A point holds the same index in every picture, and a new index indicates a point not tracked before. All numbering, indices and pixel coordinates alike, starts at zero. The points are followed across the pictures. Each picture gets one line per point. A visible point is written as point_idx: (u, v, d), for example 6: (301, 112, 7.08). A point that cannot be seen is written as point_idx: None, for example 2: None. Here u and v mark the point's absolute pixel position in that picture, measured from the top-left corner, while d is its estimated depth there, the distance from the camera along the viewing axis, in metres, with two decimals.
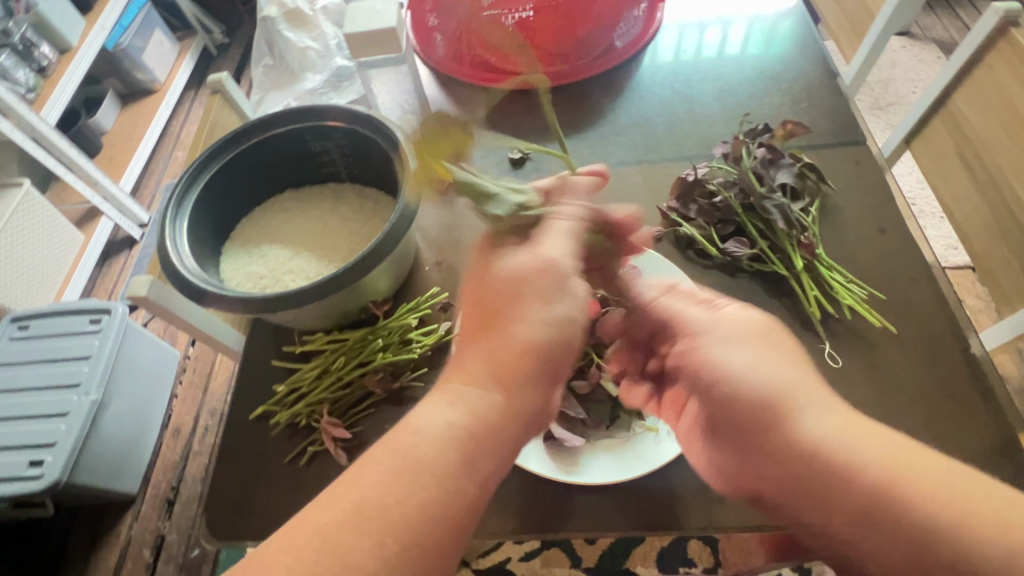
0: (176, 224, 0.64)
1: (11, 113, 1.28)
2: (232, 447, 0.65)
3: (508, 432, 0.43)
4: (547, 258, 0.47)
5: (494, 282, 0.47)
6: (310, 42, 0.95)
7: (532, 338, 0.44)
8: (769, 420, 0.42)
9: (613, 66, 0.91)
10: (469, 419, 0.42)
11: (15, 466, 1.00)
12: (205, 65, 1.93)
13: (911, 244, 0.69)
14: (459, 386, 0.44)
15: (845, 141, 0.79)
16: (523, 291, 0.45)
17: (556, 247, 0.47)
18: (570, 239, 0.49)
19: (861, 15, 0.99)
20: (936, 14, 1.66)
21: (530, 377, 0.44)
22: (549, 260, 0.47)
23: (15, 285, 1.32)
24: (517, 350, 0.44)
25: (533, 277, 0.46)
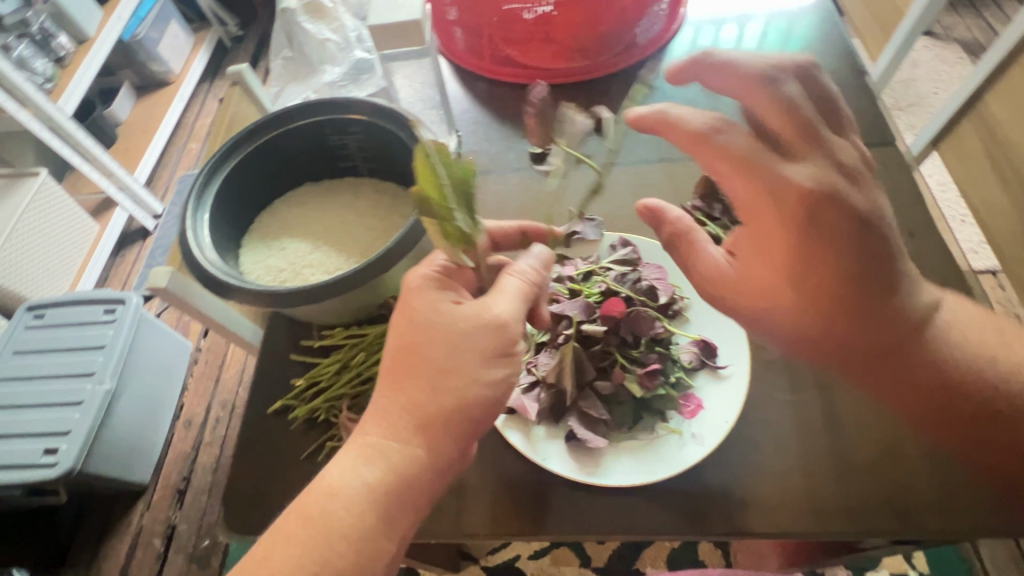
0: (197, 215, 0.64)
1: (28, 103, 1.29)
2: (249, 439, 0.65)
3: (422, 480, 0.46)
4: (491, 317, 0.47)
5: (426, 331, 0.47)
6: (329, 34, 0.94)
7: (462, 395, 0.46)
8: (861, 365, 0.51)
9: (634, 62, 0.90)
10: (386, 475, 0.45)
11: (31, 454, 1.01)
12: (219, 57, 1.93)
13: (939, 248, 0.68)
14: (378, 440, 0.46)
15: (872, 142, 0.78)
16: (455, 346, 0.46)
17: (503, 307, 0.48)
18: (518, 299, 0.49)
19: (889, 13, 0.97)
20: (960, 14, 1.63)
21: (450, 431, 0.46)
22: (494, 322, 0.47)
23: (30, 274, 1.32)
24: (446, 405, 0.46)
25: (471, 333, 0.47)
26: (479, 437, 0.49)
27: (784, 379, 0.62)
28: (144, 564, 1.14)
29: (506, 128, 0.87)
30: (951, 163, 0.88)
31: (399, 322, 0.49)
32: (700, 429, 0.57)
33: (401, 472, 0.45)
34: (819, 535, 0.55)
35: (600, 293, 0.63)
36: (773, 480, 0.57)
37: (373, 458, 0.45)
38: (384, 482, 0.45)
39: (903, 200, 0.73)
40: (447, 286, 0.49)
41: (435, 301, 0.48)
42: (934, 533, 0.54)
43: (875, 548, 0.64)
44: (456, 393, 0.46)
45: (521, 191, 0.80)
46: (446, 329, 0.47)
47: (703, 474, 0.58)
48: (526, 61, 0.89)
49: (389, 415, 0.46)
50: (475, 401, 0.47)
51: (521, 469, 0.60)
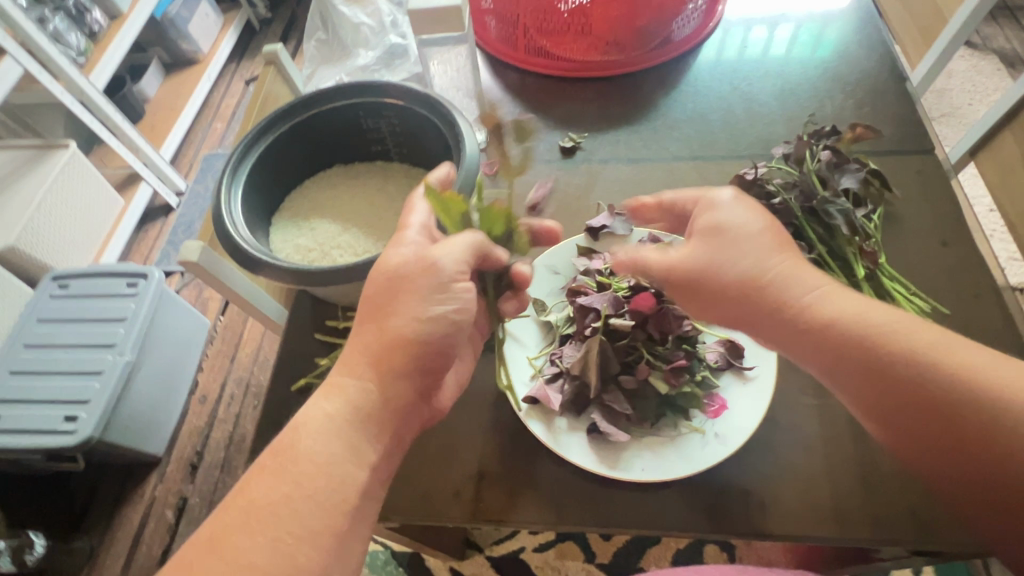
0: (231, 191, 0.65)
1: (61, 76, 1.30)
2: (272, 415, 0.66)
3: None
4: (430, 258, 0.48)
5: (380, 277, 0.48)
6: (363, 18, 0.95)
7: (394, 331, 0.46)
8: (922, 419, 0.45)
9: (668, 58, 0.89)
10: None
11: (51, 420, 1.03)
12: (248, 38, 1.94)
13: (976, 259, 0.68)
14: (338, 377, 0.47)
15: (912, 149, 0.77)
16: (401, 286, 0.47)
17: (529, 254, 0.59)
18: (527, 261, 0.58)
19: (931, 19, 0.96)
20: (999, 24, 1.59)
21: (406, 376, 0.47)
22: (430, 264, 0.48)
23: (56, 245, 1.34)
24: (382, 337, 0.47)
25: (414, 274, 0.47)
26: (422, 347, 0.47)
27: (809, 383, 0.62)
28: (155, 535, 1.16)
29: (537, 119, 0.86)
30: (988, 175, 0.87)
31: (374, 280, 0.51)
32: (724, 429, 0.57)
33: (354, 399, 0.46)
34: (840, 541, 0.54)
35: (629, 288, 0.63)
36: (794, 485, 0.57)
37: None
38: None
39: (939, 207, 0.72)
40: (430, 221, 0.53)
41: (460, 253, 0.49)
42: (958, 546, 0.53)
43: (892, 561, 0.63)
44: (402, 313, 0.47)
45: (549, 183, 0.80)
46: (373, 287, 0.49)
47: (722, 474, 0.58)
48: (560, 53, 0.88)
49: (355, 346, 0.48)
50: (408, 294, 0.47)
51: (540, 460, 0.60)
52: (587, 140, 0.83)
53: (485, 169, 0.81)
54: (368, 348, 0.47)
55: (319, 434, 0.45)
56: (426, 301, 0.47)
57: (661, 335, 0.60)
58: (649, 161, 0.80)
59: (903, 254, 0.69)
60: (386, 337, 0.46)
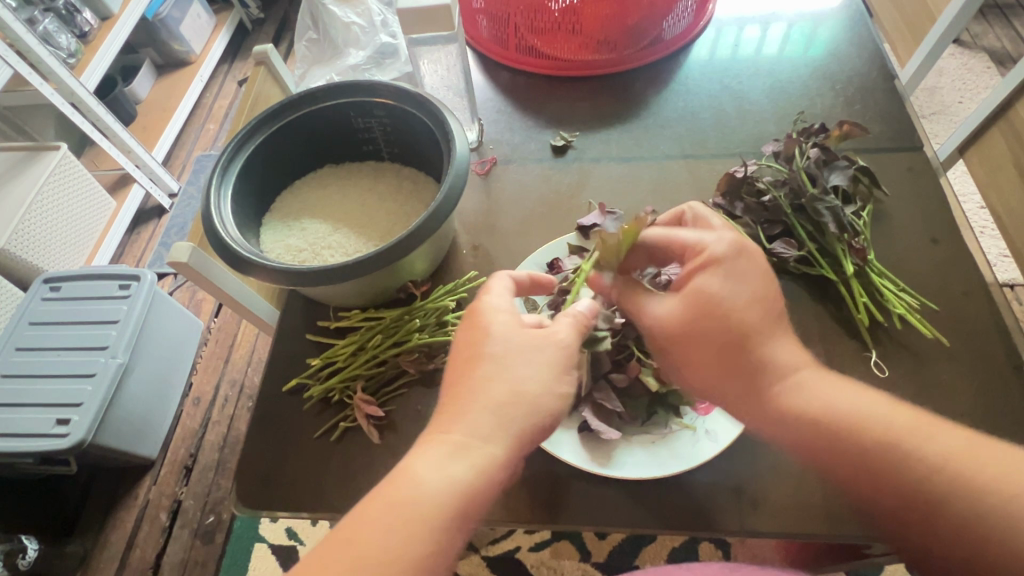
0: (220, 191, 0.65)
1: (51, 77, 1.29)
2: (264, 417, 0.65)
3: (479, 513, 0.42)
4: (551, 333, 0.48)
5: (493, 346, 0.46)
6: (355, 17, 0.94)
7: (505, 396, 0.44)
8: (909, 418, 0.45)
9: (660, 57, 0.90)
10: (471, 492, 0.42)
11: (44, 423, 1.02)
12: (240, 39, 1.94)
13: (963, 256, 0.68)
14: (455, 440, 0.43)
15: (900, 147, 0.77)
16: (521, 355, 0.46)
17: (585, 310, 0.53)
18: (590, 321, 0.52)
19: (921, 17, 0.96)
20: (989, 22, 1.60)
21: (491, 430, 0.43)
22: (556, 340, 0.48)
23: (47, 248, 1.33)
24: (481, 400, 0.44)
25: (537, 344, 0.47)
26: (534, 412, 0.45)
27: None
28: (148, 538, 1.16)
29: (529, 119, 0.86)
30: (977, 172, 0.88)
31: (469, 336, 0.48)
32: (714, 426, 0.57)
33: (481, 466, 0.42)
34: (829, 537, 0.55)
35: None
36: (785, 482, 0.57)
37: (424, 486, 0.41)
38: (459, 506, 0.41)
39: (928, 205, 0.72)
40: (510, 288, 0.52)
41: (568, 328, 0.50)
42: None
43: (882, 557, 0.63)
44: (512, 386, 0.45)
45: (541, 181, 0.80)
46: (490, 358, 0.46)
47: (713, 471, 0.58)
48: (551, 52, 0.88)
49: (467, 421, 0.44)
50: (537, 357, 0.46)
51: (534, 460, 0.60)
52: (578, 139, 0.83)
53: (476, 168, 0.82)
54: (465, 411, 0.44)
55: (443, 493, 0.41)
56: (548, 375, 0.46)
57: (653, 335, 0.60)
58: (640, 161, 0.80)
59: (892, 251, 0.70)
60: (512, 399, 0.44)
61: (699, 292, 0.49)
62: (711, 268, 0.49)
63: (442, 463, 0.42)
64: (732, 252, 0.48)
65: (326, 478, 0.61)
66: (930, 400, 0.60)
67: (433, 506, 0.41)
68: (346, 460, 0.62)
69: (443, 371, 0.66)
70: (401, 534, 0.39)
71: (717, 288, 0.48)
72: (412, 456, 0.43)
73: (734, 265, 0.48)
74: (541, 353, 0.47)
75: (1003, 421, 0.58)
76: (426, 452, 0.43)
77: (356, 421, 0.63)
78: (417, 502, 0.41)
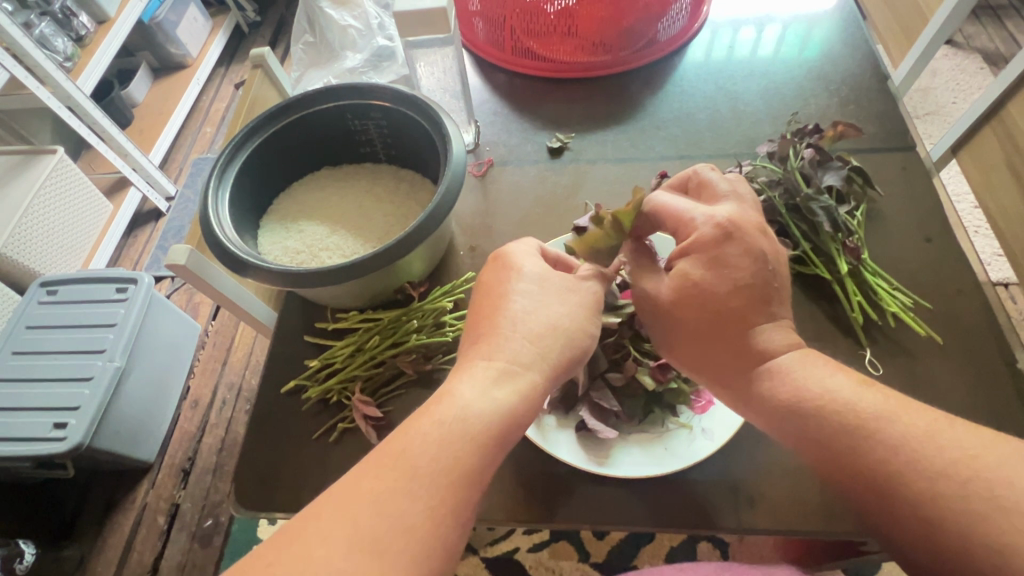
0: (218, 194, 0.65)
1: (48, 81, 1.29)
2: (263, 418, 0.65)
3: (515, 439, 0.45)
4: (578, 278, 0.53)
5: (527, 283, 0.51)
6: (351, 21, 0.95)
7: (544, 327, 0.49)
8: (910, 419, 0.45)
9: (655, 59, 0.90)
10: (512, 413, 0.45)
11: (41, 427, 1.02)
12: (237, 42, 1.94)
13: (957, 255, 0.69)
14: (500, 365, 0.47)
15: (893, 146, 0.78)
16: (553, 293, 0.51)
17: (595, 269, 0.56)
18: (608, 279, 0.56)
19: (914, 18, 0.97)
20: (982, 23, 1.61)
21: (530, 356, 0.48)
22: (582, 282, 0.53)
23: (44, 252, 1.33)
24: (520, 330, 0.49)
25: (565, 284, 0.52)
26: (572, 345, 0.50)
27: None
28: (146, 541, 1.16)
29: (525, 121, 0.87)
30: (970, 172, 0.88)
31: (503, 278, 0.53)
32: (710, 425, 0.58)
33: (522, 391, 0.46)
34: (825, 535, 0.55)
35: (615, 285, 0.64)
36: (781, 481, 0.57)
37: (474, 408, 0.44)
38: (503, 424, 0.44)
39: (922, 203, 0.73)
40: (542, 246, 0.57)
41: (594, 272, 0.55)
42: None
43: (878, 554, 0.64)
44: (548, 320, 0.49)
45: (538, 182, 0.80)
46: (525, 295, 0.51)
47: (709, 470, 0.58)
48: (548, 54, 0.89)
49: (508, 350, 0.48)
50: (569, 297, 0.52)
51: (532, 460, 0.60)
52: (574, 140, 0.84)
53: (473, 170, 0.82)
54: (512, 339, 0.48)
55: (489, 412, 0.44)
56: (573, 308, 0.51)
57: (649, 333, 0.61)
58: (636, 161, 0.81)
59: (885, 250, 0.70)
60: (545, 328, 0.49)
61: (687, 274, 0.51)
62: (707, 237, 0.51)
63: (487, 386, 0.45)
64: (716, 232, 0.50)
65: (324, 478, 0.61)
66: (926, 398, 0.61)
67: (481, 421, 0.43)
68: (345, 460, 0.62)
69: (441, 372, 0.66)
70: (452, 447, 0.41)
71: (700, 268, 0.50)
72: (459, 380, 0.46)
73: (721, 246, 0.50)
74: (573, 292, 0.52)
75: (996, 419, 0.59)
76: (472, 377, 0.46)
77: (354, 422, 0.63)
78: (465, 419, 0.43)
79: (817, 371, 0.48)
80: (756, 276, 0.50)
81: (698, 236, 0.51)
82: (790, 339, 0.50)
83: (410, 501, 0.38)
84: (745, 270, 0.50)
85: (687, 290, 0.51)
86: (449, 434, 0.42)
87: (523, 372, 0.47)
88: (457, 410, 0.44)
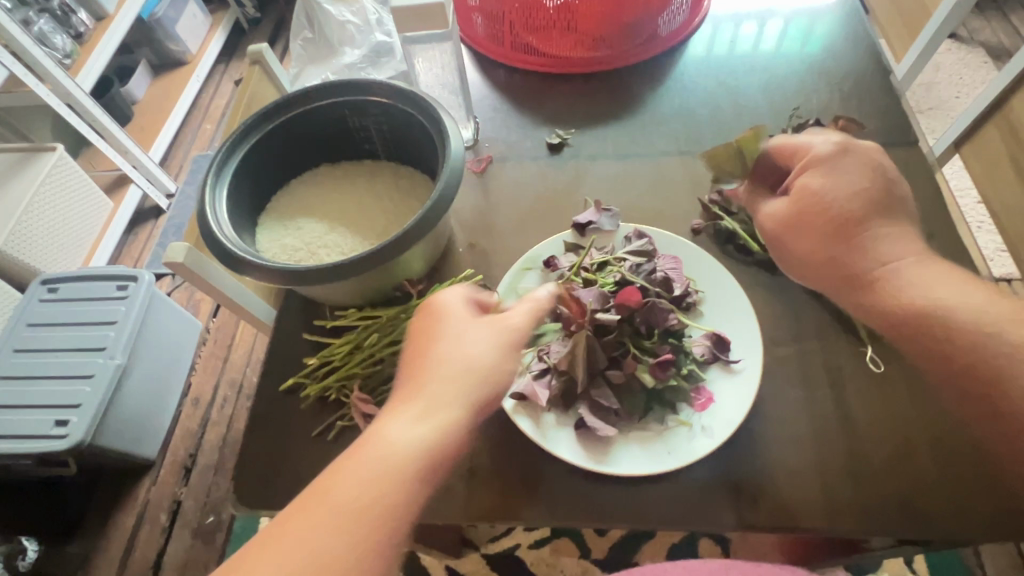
0: (216, 191, 0.65)
1: (47, 78, 1.29)
2: (262, 416, 0.65)
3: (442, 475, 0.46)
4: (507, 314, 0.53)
5: (452, 323, 0.51)
6: (349, 16, 0.94)
7: (467, 366, 0.48)
8: None
9: (655, 54, 0.89)
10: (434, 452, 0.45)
11: (42, 425, 1.02)
12: (236, 39, 1.93)
13: (960, 251, 0.69)
14: (421, 406, 0.47)
15: (896, 142, 0.77)
16: (479, 330, 0.51)
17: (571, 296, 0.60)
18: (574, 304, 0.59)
19: (917, 13, 0.96)
20: (986, 17, 1.60)
21: (452, 396, 0.47)
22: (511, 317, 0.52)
23: (45, 249, 1.33)
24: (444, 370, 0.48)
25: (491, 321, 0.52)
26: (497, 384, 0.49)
27: (796, 376, 0.63)
28: (148, 538, 1.16)
29: (524, 117, 0.86)
30: (973, 167, 0.88)
31: (433, 317, 0.53)
32: (710, 423, 0.57)
33: (443, 430, 0.46)
34: (826, 532, 0.55)
35: (615, 282, 0.63)
36: (782, 479, 0.57)
37: (394, 450, 0.45)
38: (424, 464, 0.45)
39: (925, 199, 0.72)
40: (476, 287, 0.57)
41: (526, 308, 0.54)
42: (940, 536, 0.54)
43: (879, 552, 0.64)
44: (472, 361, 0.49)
45: (538, 178, 0.80)
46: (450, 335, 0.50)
47: (710, 468, 0.58)
48: (548, 50, 0.88)
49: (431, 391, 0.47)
50: (495, 333, 0.51)
51: (531, 458, 0.60)
52: (574, 136, 0.83)
53: (472, 167, 0.82)
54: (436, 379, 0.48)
55: (408, 454, 0.45)
56: (504, 336, 0.50)
57: (651, 329, 0.59)
58: (636, 157, 0.80)
59: None
60: (468, 368, 0.48)
61: (802, 193, 0.59)
62: (836, 156, 0.58)
63: (409, 427, 0.46)
64: (839, 148, 0.58)
65: None
66: (927, 395, 0.60)
67: (404, 462, 0.44)
68: None
69: None
70: (371, 491, 0.43)
71: (827, 174, 0.58)
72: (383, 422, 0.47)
73: (842, 159, 0.58)
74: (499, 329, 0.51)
75: None
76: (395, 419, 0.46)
77: (353, 420, 0.63)
78: (391, 459, 0.44)
79: (939, 283, 0.54)
80: (875, 187, 0.57)
81: (817, 154, 0.59)
82: (910, 249, 0.57)
83: (337, 542, 0.41)
84: (866, 183, 0.57)
85: (819, 202, 0.57)
86: (373, 474, 0.43)
87: (444, 412, 0.47)
88: (386, 450, 0.44)
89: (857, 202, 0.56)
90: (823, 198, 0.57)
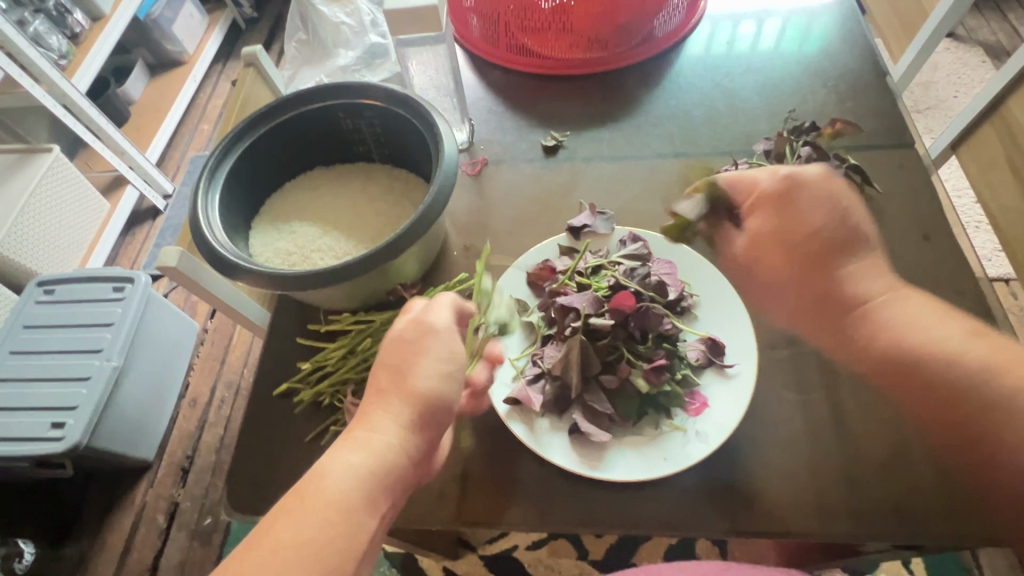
0: (208, 195, 0.64)
1: (43, 79, 1.29)
2: (256, 420, 0.65)
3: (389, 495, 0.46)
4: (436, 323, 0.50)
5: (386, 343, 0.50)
6: (344, 17, 0.94)
7: (402, 388, 0.48)
8: None
9: (652, 55, 0.89)
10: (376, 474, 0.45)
11: (38, 427, 1.02)
12: (233, 38, 1.92)
13: (956, 254, 0.68)
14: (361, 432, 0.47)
15: (893, 143, 0.77)
16: (410, 347, 0.49)
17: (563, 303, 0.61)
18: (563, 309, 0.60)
19: (914, 13, 0.96)
20: (984, 16, 1.59)
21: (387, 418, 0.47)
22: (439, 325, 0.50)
23: (41, 251, 1.33)
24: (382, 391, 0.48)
25: (419, 335, 0.49)
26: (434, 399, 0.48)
27: (792, 379, 0.63)
28: (146, 540, 1.16)
29: (520, 119, 0.86)
30: (970, 168, 0.87)
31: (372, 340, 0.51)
32: (705, 428, 0.57)
33: (381, 451, 0.46)
34: (821, 536, 0.55)
35: (610, 286, 0.62)
36: (777, 482, 0.57)
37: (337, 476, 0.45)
38: (367, 488, 0.45)
39: (921, 201, 0.72)
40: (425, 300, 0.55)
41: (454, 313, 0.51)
42: (936, 540, 0.54)
43: (876, 555, 0.64)
44: (408, 381, 0.48)
45: (533, 181, 0.80)
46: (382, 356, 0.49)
47: (705, 472, 0.58)
48: (544, 50, 0.88)
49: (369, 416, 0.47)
50: (427, 347, 0.49)
51: (526, 462, 0.60)
52: (570, 138, 0.83)
53: (467, 169, 0.81)
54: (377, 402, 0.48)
55: (351, 479, 0.44)
56: (439, 356, 0.49)
57: (644, 334, 0.59)
58: (632, 159, 0.80)
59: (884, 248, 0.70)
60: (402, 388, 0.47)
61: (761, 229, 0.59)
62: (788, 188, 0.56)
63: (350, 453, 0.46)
64: (783, 187, 0.56)
65: None
66: None
67: (345, 489, 0.44)
68: None
69: None
70: (317, 520, 0.43)
71: (776, 209, 0.56)
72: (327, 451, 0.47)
73: (790, 199, 0.56)
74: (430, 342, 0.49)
75: None
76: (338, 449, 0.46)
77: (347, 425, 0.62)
78: (333, 491, 0.44)
79: (917, 319, 0.52)
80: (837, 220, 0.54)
81: (764, 192, 0.58)
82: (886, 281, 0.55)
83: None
84: (824, 216, 0.54)
85: (773, 238, 0.57)
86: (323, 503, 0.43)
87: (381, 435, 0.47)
88: (328, 489, 0.44)
89: (810, 246, 0.55)
90: (776, 232, 0.57)
